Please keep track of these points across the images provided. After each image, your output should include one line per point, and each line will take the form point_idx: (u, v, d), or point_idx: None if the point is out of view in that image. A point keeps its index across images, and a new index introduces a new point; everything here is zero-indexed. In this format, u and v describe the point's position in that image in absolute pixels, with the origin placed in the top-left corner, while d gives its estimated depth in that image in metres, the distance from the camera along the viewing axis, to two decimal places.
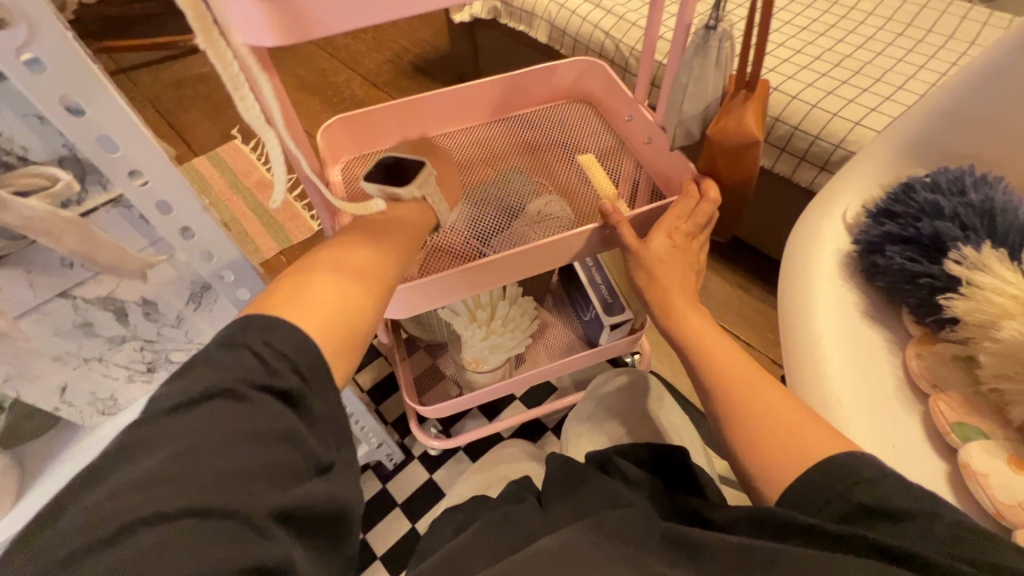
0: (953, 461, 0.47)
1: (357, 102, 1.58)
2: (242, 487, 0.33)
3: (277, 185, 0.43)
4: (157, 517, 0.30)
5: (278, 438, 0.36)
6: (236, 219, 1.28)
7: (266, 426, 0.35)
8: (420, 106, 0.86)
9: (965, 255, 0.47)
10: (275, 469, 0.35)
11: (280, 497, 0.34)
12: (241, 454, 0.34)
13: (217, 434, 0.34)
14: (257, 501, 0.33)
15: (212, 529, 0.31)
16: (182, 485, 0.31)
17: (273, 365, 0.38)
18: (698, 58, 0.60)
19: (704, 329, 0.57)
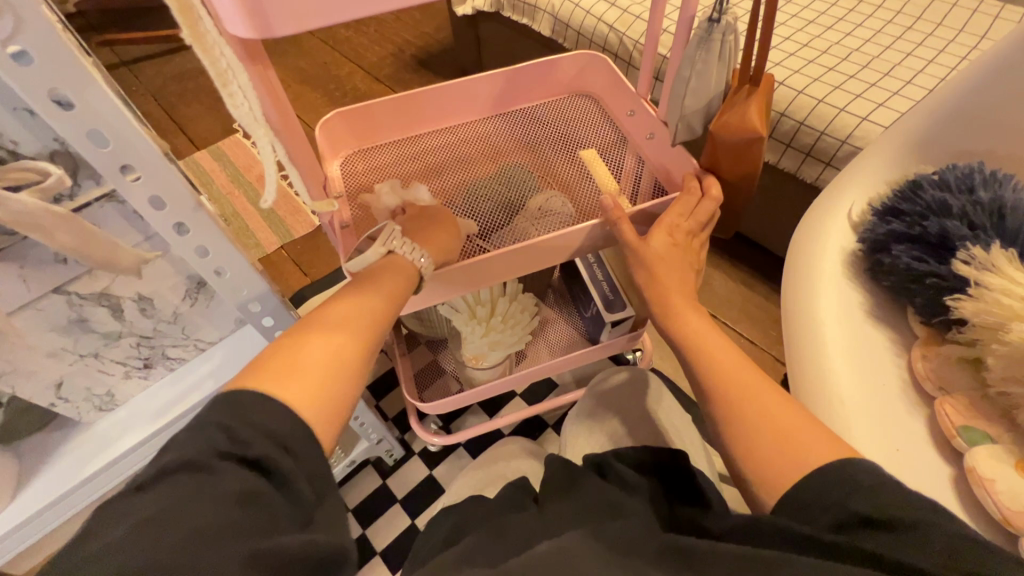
0: (959, 466, 0.46)
1: (359, 96, 1.56)
2: (209, 547, 0.31)
3: (268, 186, 0.45)
4: None
5: (246, 497, 0.34)
6: (237, 212, 1.28)
7: (234, 487, 0.34)
8: (421, 100, 0.85)
9: (974, 255, 0.46)
10: (244, 530, 0.33)
11: (255, 548, 0.33)
12: (208, 512, 0.33)
13: (183, 500, 0.33)
14: (226, 559, 0.31)
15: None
16: (143, 556, 0.30)
17: (238, 431, 0.37)
18: (701, 51, 0.59)
19: (704, 329, 0.57)
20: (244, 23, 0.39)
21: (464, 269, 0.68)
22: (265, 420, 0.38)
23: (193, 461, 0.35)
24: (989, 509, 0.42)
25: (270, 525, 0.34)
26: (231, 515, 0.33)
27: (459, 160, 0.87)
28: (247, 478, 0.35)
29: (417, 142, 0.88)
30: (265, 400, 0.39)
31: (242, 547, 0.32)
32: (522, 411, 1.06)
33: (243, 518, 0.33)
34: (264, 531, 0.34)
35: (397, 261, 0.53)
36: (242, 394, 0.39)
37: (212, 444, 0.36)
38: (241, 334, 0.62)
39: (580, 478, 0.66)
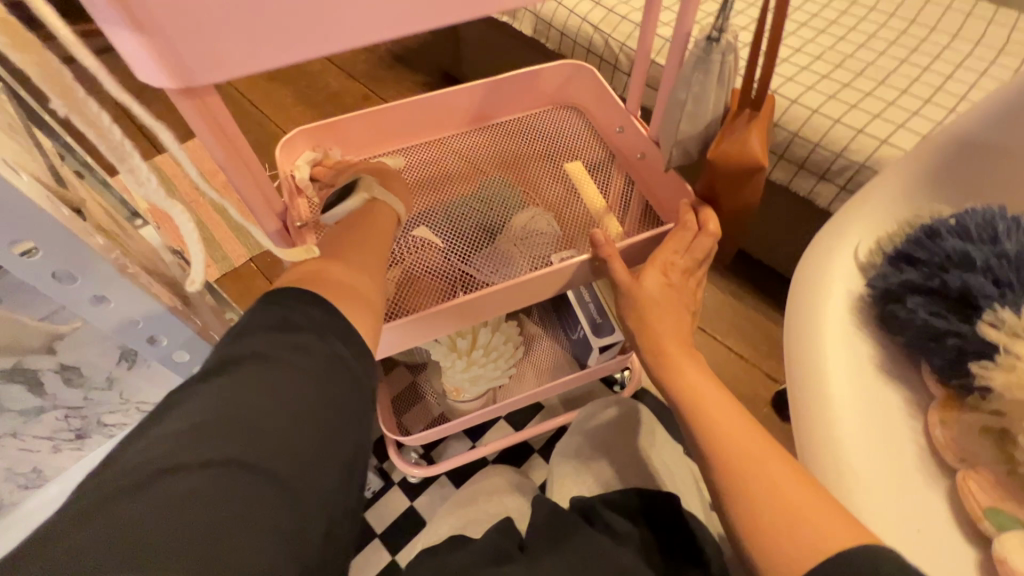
0: (980, 543, 0.42)
1: (331, 96, 1.48)
2: (268, 447, 0.37)
3: (195, 266, 0.39)
4: (193, 465, 0.34)
5: (307, 399, 0.40)
6: (202, 224, 1.19)
7: (302, 394, 0.40)
8: (394, 114, 0.78)
9: (1002, 318, 0.41)
10: (306, 430, 0.39)
11: (303, 458, 0.38)
12: (269, 416, 0.38)
13: (253, 395, 0.38)
14: (279, 461, 0.37)
15: (243, 478, 0.35)
16: (221, 439, 0.35)
17: (301, 347, 0.42)
18: (698, 73, 0.54)
19: (703, 383, 0.52)
20: (161, 70, 0.34)
21: (452, 310, 0.63)
22: (325, 332, 0.44)
23: (260, 356, 0.41)
24: None
25: (326, 424, 0.41)
26: (296, 413, 0.39)
27: (436, 177, 0.81)
28: (311, 381, 0.41)
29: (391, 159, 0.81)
30: (321, 312, 0.45)
31: (302, 442, 0.39)
32: (507, 437, 1.01)
33: (304, 419, 0.39)
34: (322, 430, 0.40)
35: (382, 209, 0.59)
36: (296, 300, 0.45)
37: (280, 348, 0.42)
38: None
39: (571, 524, 0.64)
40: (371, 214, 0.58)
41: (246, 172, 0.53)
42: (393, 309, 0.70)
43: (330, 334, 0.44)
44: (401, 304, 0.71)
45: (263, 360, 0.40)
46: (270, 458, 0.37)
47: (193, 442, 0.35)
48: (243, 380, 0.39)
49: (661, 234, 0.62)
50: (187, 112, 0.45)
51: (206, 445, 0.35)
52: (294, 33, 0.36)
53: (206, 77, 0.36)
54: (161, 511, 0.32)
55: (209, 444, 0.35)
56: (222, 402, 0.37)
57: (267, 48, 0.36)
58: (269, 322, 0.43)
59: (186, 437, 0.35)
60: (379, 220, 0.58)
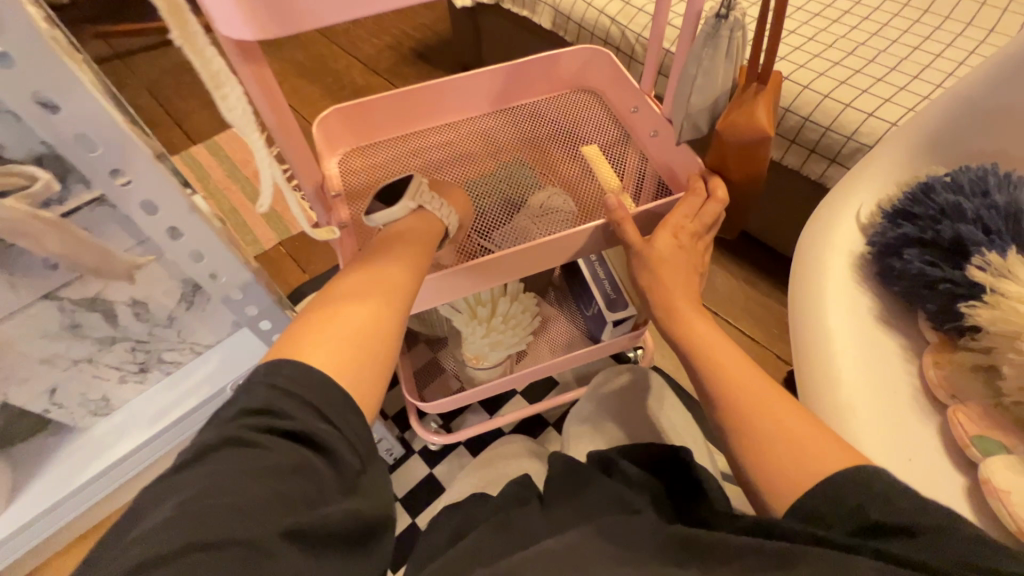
0: (971, 474, 0.45)
1: (357, 90, 1.54)
2: (254, 515, 0.33)
3: (266, 191, 0.46)
4: (169, 554, 0.30)
5: (292, 469, 0.36)
6: (234, 209, 1.25)
7: (288, 456, 0.36)
8: (419, 96, 0.83)
9: (989, 261, 0.44)
10: (293, 499, 0.35)
11: (295, 518, 0.34)
12: (253, 483, 0.34)
13: (230, 478, 0.34)
14: (267, 526, 0.33)
15: (225, 561, 0.31)
16: (196, 527, 0.31)
17: (281, 406, 0.39)
18: (708, 48, 0.58)
19: (712, 334, 0.56)
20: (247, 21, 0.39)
21: (472, 268, 0.67)
22: (308, 395, 0.40)
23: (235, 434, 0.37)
24: (1004, 519, 0.41)
25: (315, 494, 0.36)
26: (278, 480, 0.35)
27: (457, 157, 0.85)
28: (295, 452, 0.37)
29: (416, 139, 0.86)
30: (309, 375, 0.41)
31: (289, 512, 0.34)
32: (523, 409, 1.05)
33: (291, 492, 0.35)
34: (312, 500, 0.36)
35: (428, 217, 0.64)
36: (285, 369, 0.41)
37: (260, 420, 0.38)
38: (238, 338, 0.64)
39: (587, 475, 0.67)
40: (420, 223, 0.63)
41: (291, 138, 0.59)
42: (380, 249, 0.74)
43: (317, 398, 0.40)
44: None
45: (242, 438, 0.37)
46: (257, 529, 0.32)
47: (166, 534, 0.31)
48: (221, 462, 0.35)
49: (672, 202, 0.66)
50: (247, 75, 0.51)
51: (182, 536, 0.31)
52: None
53: (277, 29, 0.40)
54: None
55: (184, 536, 0.31)
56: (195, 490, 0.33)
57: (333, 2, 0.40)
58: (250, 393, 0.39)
59: (157, 531, 0.31)
60: (425, 226, 0.63)
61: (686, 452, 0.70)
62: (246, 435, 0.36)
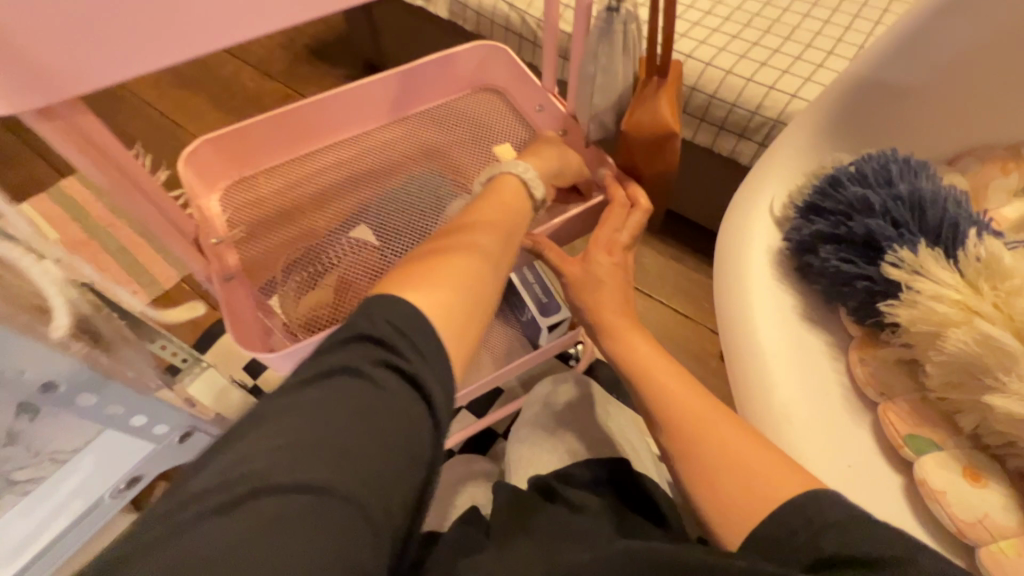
0: (908, 470, 0.46)
1: (249, 98, 1.38)
2: (357, 468, 0.34)
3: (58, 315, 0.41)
4: (274, 489, 0.32)
5: (395, 420, 0.36)
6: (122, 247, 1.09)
7: (392, 405, 0.37)
8: (305, 114, 0.72)
9: (902, 258, 0.44)
10: (389, 459, 0.35)
11: (391, 483, 0.35)
12: (359, 432, 0.35)
13: (342, 416, 0.35)
14: (365, 484, 0.34)
15: (323, 513, 0.32)
16: (310, 465, 0.33)
17: (397, 346, 0.39)
18: (603, 44, 0.55)
19: (650, 354, 0.53)
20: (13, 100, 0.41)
21: None
22: (417, 335, 0.40)
23: (348, 368, 0.37)
24: (942, 520, 0.42)
25: (415, 450, 0.36)
26: (381, 431, 0.36)
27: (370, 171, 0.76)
28: (403, 402, 0.37)
29: (303, 164, 0.75)
30: (417, 327, 0.40)
31: (387, 470, 0.35)
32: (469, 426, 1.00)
33: (393, 446, 0.35)
34: (412, 457, 0.36)
35: (510, 181, 0.56)
36: (398, 307, 0.40)
37: (374, 356, 0.38)
38: (106, 441, 0.59)
39: (532, 508, 0.63)
40: (500, 195, 0.54)
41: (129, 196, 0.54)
42: (265, 284, 0.70)
43: (423, 351, 0.39)
44: (280, 278, 0.70)
45: (360, 370, 0.37)
46: (358, 484, 0.33)
47: (278, 464, 0.33)
48: (338, 395, 0.36)
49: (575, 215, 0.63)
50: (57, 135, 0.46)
51: (296, 470, 0.33)
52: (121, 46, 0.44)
53: (35, 97, 0.42)
54: (229, 547, 0.30)
55: (299, 470, 0.33)
56: (314, 422, 0.35)
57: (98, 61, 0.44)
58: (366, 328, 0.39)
59: (275, 455, 0.33)
60: (505, 198, 0.54)
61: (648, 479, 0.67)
62: (363, 371, 0.37)
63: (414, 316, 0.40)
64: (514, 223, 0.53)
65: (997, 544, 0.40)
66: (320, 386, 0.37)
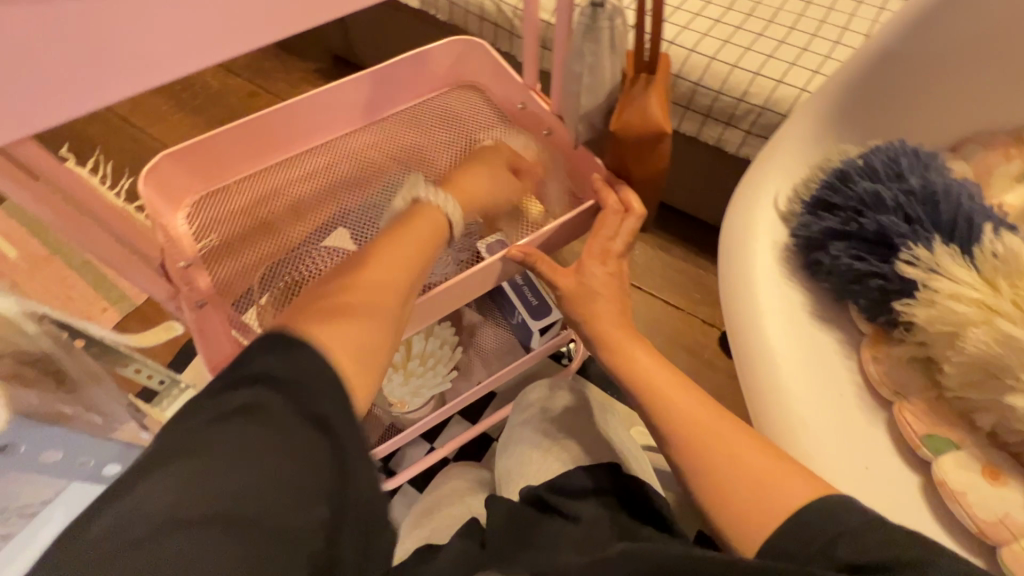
0: (924, 469, 0.45)
1: (214, 96, 1.30)
2: (272, 504, 0.33)
3: None
4: (185, 525, 0.31)
5: (310, 456, 0.36)
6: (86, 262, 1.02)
7: (306, 441, 0.36)
8: (273, 121, 0.68)
9: (917, 255, 0.44)
10: (306, 497, 0.35)
11: (307, 526, 0.34)
12: (275, 465, 0.35)
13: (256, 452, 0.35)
14: (282, 524, 0.33)
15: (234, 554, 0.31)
16: (224, 502, 0.33)
17: (306, 382, 0.38)
18: (589, 41, 0.52)
19: (650, 364, 0.52)
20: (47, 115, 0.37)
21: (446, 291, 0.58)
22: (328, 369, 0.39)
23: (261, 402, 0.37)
24: (963, 520, 0.41)
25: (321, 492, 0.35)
26: (297, 468, 0.35)
27: (346, 181, 0.71)
28: (319, 440, 0.37)
29: (272, 174, 0.71)
30: (314, 372, 0.39)
31: (303, 509, 0.34)
32: (463, 433, 0.97)
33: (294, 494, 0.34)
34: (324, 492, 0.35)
35: (431, 210, 0.55)
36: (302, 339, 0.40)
37: (275, 395, 0.37)
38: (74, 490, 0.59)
39: (532, 527, 0.61)
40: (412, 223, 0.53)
41: (82, 230, 0.52)
42: (240, 301, 0.64)
43: (325, 384, 0.39)
44: (255, 292, 0.65)
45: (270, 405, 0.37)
46: (272, 521, 0.33)
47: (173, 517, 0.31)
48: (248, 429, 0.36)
49: (569, 219, 0.61)
50: None
51: (200, 504, 0.32)
52: (113, 63, 0.38)
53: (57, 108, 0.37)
54: None
55: (207, 506, 0.32)
56: (222, 462, 0.34)
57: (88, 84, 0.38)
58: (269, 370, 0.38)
59: (173, 505, 0.32)
60: (424, 226, 0.53)
61: (649, 486, 0.65)
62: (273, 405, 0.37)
63: (311, 360, 0.39)
64: (429, 239, 0.53)
65: (1020, 543, 0.39)
66: (223, 427, 0.36)
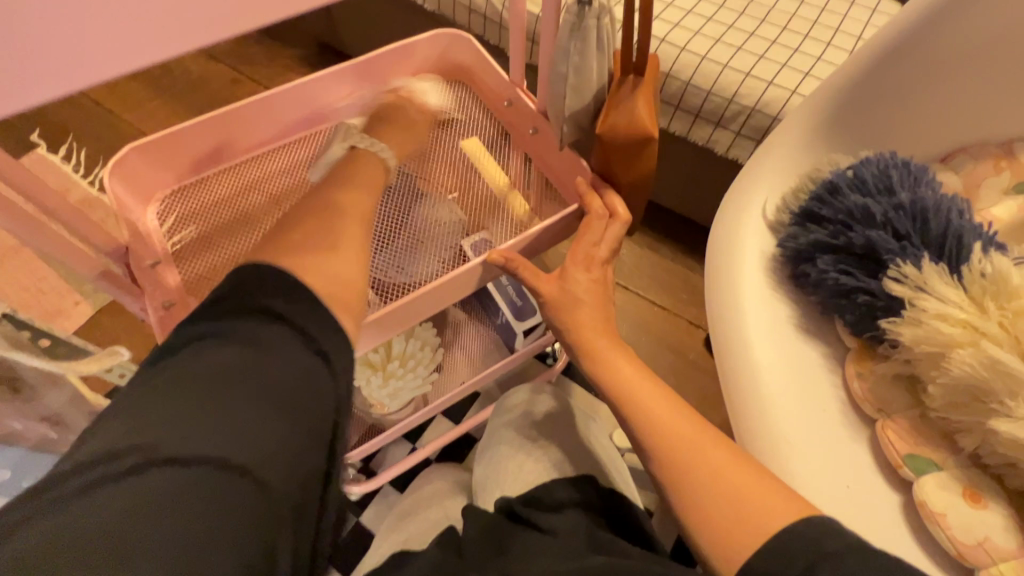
0: (904, 487, 0.44)
1: (193, 81, 1.26)
2: (257, 432, 0.37)
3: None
4: (174, 453, 0.34)
5: (298, 386, 0.39)
6: None
7: (292, 372, 0.39)
8: (248, 114, 0.65)
9: (906, 273, 0.43)
10: (291, 419, 0.38)
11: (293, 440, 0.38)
12: (258, 399, 0.38)
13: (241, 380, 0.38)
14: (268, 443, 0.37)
15: (223, 470, 0.35)
16: (209, 429, 0.35)
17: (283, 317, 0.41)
18: (576, 40, 0.50)
19: (633, 375, 0.50)
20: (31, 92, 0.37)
21: (424, 296, 0.57)
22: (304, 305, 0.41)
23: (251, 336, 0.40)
24: (943, 542, 0.41)
25: (313, 413, 0.39)
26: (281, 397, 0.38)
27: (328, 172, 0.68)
28: (301, 366, 0.40)
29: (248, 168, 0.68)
30: (312, 305, 0.42)
31: (289, 425, 0.38)
32: (445, 432, 0.96)
33: (288, 422, 0.38)
34: (311, 414, 0.39)
35: (369, 160, 0.57)
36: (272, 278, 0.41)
37: (272, 328, 0.40)
38: None
39: (511, 536, 0.60)
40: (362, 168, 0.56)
41: None
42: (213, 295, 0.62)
43: (311, 318, 0.41)
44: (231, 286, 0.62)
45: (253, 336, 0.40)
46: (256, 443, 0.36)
47: (144, 442, 0.34)
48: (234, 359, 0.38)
49: (551, 224, 0.59)
50: None
51: (191, 429, 0.35)
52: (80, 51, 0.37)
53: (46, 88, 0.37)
54: (133, 499, 0.32)
55: (193, 430, 0.35)
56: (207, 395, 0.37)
57: (37, 74, 0.36)
58: (235, 320, 0.40)
59: (140, 434, 0.34)
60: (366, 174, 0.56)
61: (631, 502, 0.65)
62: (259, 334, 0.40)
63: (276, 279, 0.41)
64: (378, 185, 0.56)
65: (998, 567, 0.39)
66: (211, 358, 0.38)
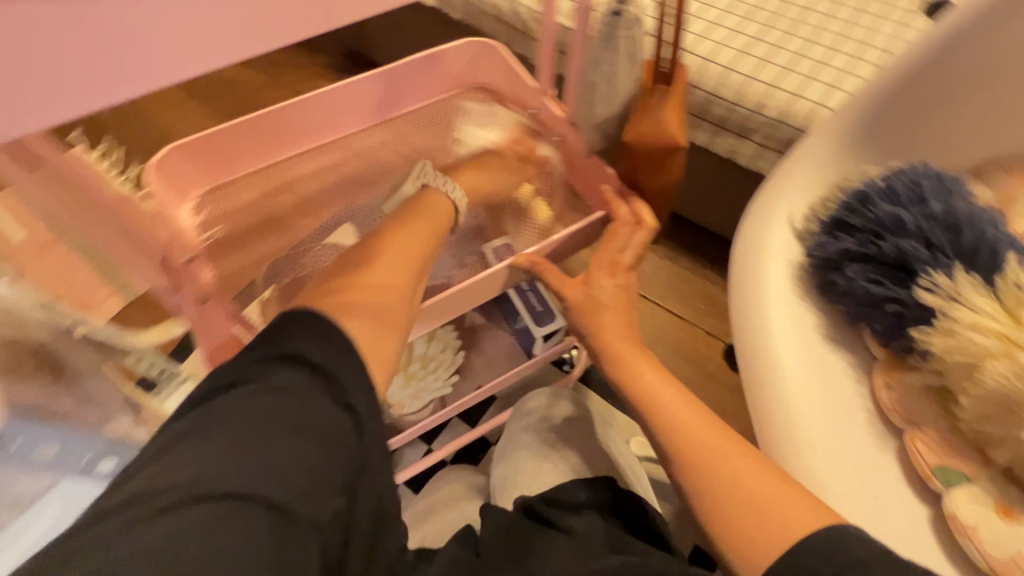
0: (933, 498, 0.44)
1: (225, 86, 1.30)
2: (284, 478, 0.36)
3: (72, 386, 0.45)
4: (205, 495, 0.34)
5: (324, 433, 0.38)
6: None
7: (318, 420, 0.39)
8: (283, 117, 0.67)
9: (938, 283, 0.43)
10: (317, 468, 0.37)
11: (318, 488, 0.37)
12: (280, 446, 0.37)
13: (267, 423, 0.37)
14: (291, 491, 0.36)
15: (248, 517, 0.34)
16: (238, 472, 0.35)
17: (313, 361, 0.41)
18: (606, 50, 0.51)
19: (656, 379, 0.51)
20: None
21: (450, 296, 0.58)
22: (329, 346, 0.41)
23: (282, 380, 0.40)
24: (973, 555, 0.40)
25: (339, 459, 0.38)
26: (307, 442, 0.38)
27: (357, 180, 0.73)
28: (325, 411, 0.39)
29: (280, 169, 0.70)
30: (344, 346, 0.42)
31: (315, 472, 0.37)
32: (462, 435, 0.96)
33: (315, 469, 0.37)
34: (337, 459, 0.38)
35: (437, 197, 0.59)
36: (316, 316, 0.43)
37: (304, 370, 0.40)
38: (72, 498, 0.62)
39: (528, 535, 0.60)
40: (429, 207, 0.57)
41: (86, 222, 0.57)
42: (241, 294, 0.65)
43: (339, 362, 0.41)
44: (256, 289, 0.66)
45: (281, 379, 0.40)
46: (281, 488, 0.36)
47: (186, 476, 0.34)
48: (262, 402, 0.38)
49: (576, 229, 0.60)
50: None
51: (218, 474, 0.35)
52: None
53: None
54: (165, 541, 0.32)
55: (219, 476, 0.35)
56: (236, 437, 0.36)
57: None
58: (265, 362, 0.40)
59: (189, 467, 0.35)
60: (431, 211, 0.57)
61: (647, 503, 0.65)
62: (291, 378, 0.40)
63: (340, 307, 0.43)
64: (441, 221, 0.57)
65: None
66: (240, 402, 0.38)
